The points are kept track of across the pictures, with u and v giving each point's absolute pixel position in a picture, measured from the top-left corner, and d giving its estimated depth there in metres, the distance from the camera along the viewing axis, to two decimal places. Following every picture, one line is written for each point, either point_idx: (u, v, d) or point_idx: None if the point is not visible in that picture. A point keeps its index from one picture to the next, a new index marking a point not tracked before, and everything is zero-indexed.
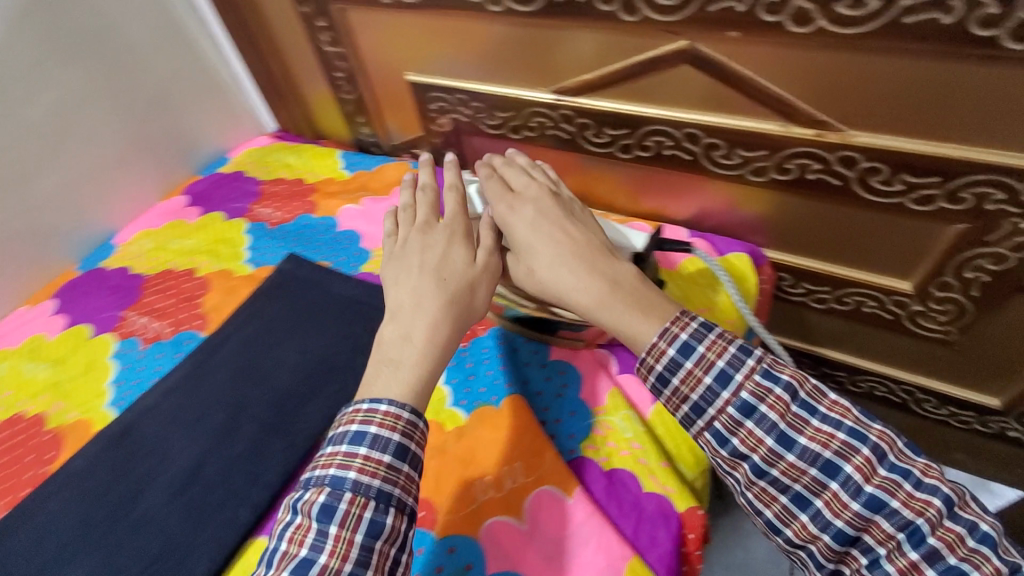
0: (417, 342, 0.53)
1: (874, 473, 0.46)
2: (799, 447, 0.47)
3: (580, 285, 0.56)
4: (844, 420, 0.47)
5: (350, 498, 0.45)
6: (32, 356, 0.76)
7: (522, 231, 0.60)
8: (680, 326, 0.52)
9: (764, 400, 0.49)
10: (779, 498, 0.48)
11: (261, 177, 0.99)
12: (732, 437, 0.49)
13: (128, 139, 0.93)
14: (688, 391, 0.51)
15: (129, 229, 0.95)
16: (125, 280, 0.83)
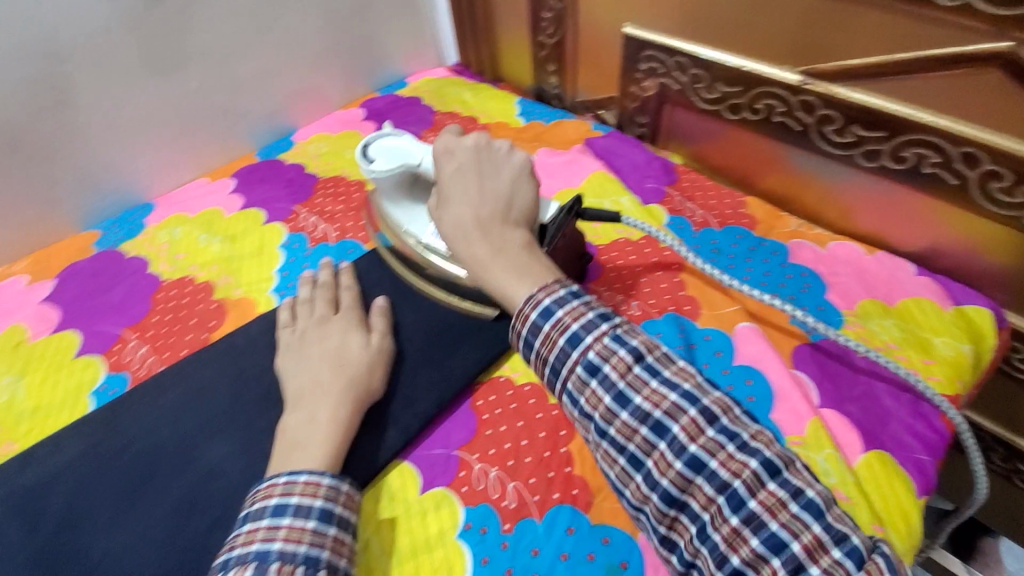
0: (322, 428, 0.47)
1: (701, 434, 0.36)
2: (633, 406, 0.38)
3: (466, 239, 0.48)
4: (684, 382, 0.38)
5: (278, 566, 0.38)
6: (206, 227, 0.75)
7: (442, 178, 0.52)
8: (546, 289, 0.42)
9: (609, 359, 0.39)
10: (619, 462, 0.38)
11: (436, 107, 0.97)
12: (578, 397, 0.40)
13: (327, 41, 0.91)
14: (545, 353, 0.41)
15: (307, 128, 0.94)
16: (300, 176, 0.83)
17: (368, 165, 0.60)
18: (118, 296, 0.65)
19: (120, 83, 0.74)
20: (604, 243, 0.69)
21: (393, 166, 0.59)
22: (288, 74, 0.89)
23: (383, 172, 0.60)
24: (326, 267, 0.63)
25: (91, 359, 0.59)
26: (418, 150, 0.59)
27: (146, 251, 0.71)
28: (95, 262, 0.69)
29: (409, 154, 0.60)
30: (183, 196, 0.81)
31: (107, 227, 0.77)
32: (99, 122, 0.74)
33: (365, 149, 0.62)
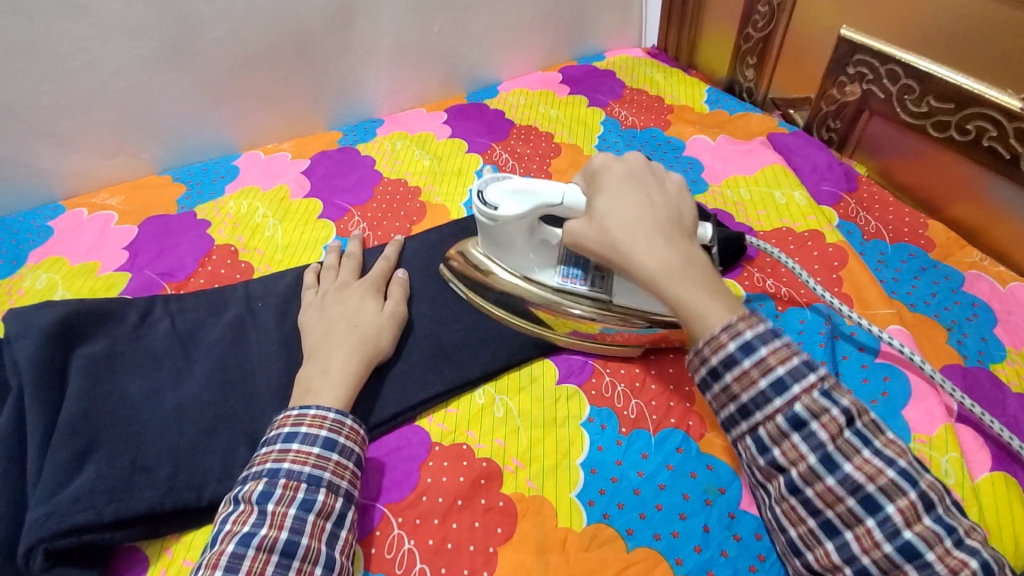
0: (333, 377, 0.51)
1: (918, 521, 0.39)
2: (841, 473, 0.40)
3: (646, 243, 0.46)
4: (898, 459, 0.40)
5: (284, 482, 0.43)
6: (421, 145, 0.89)
7: (602, 190, 0.50)
8: (743, 319, 0.43)
9: (818, 417, 0.41)
10: (806, 521, 0.42)
11: (628, 82, 1.03)
12: (771, 447, 0.42)
13: (549, 9, 1.02)
14: (736, 389, 0.43)
15: (510, 82, 1.05)
16: (500, 120, 0.94)
17: (494, 211, 0.54)
18: (350, 182, 0.82)
19: (393, 14, 0.88)
20: (765, 229, 0.74)
21: (528, 211, 0.53)
22: (508, 31, 1.00)
23: (513, 218, 0.54)
24: (353, 243, 0.69)
25: (327, 223, 0.75)
26: (553, 186, 0.52)
27: (374, 153, 0.87)
28: (338, 153, 0.87)
29: (544, 191, 0.52)
30: (405, 117, 0.97)
31: (346, 131, 0.94)
32: (367, 44, 0.89)
33: (480, 195, 0.55)
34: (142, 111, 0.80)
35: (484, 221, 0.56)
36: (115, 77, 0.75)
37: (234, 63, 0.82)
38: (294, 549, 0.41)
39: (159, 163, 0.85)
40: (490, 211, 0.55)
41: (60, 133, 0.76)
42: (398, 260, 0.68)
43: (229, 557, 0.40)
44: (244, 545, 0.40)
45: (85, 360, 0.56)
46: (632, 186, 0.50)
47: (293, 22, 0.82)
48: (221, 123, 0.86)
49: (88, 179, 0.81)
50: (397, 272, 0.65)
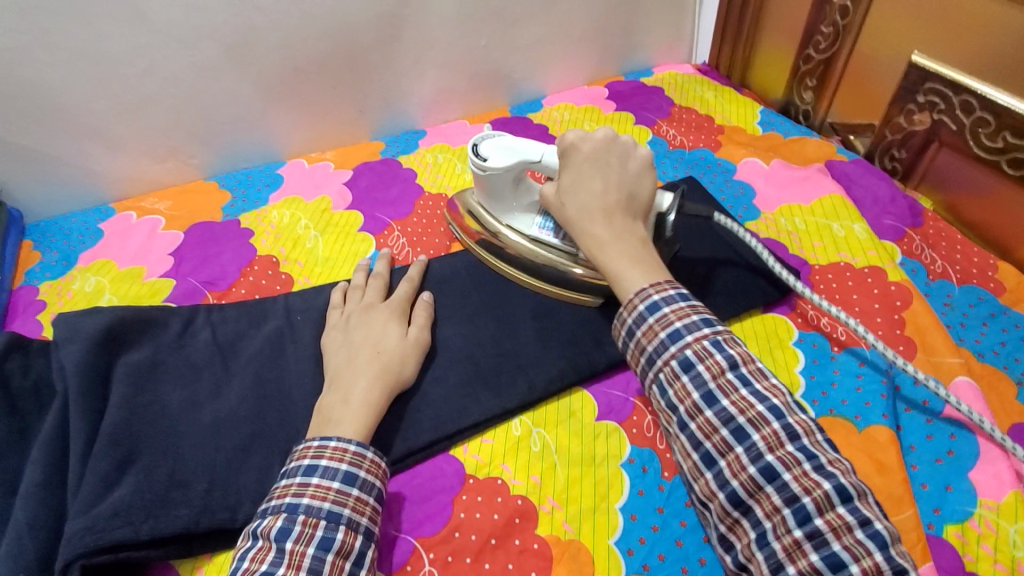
0: (353, 408, 0.49)
1: (781, 447, 0.41)
2: (718, 406, 0.43)
3: (587, 223, 0.52)
4: (773, 397, 0.42)
5: (304, 519, 0.42)
6: (463, 159, 0.88)
7: (569, 169, 0.55)
8: (657, 286, 0.48)
9: (703, 361, 0.44)
10: (692, 456, 0.44)
11: (676, 100, 1.00)
12: (668, 388, 0.45)
13: (597, 23, 1.00)
14: (644, 342, 0.47)
15: (555, 96, 1.03)
16: (543, 135, 0.91)
17: (483, 163, 0.61)
18: (392, 194, 0.81)
19: (441, 26, 0.87)
20: (821, 262, 0.70)
21: (512, 166, 0.60)
22: (555, 44, 0.99)
23: (499, 171, 0.61)
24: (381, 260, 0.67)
25: (367, 237, 0.75)
26: (535, 147, 0.59)
27: (416, 165, 0.87)
28: (381, 165, 0.86)
29: (527, 149, 0.59)
30: (448, 129, 0.95)
31: (390, 141, 0.93)
32: (413, 55, 0.89)
33: (474, 148, 0.62)
34: (192, 117, 0.80)
35: (475, 171, 0.62)
36: (169, 85, 0.76)
37: (283, 72, 0.82)
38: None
39: (207, 168, 0.86)
40: (479, 164, 0.61)
41: (115, 138, 0.78)
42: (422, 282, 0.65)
43: None
44: None
45: (129, 368, 0.56)
46: (596, 165, 0.54)
47: (343, 34, 0.82)
48: (268, 131, 0.87)
49: (139, 183, 0.83)
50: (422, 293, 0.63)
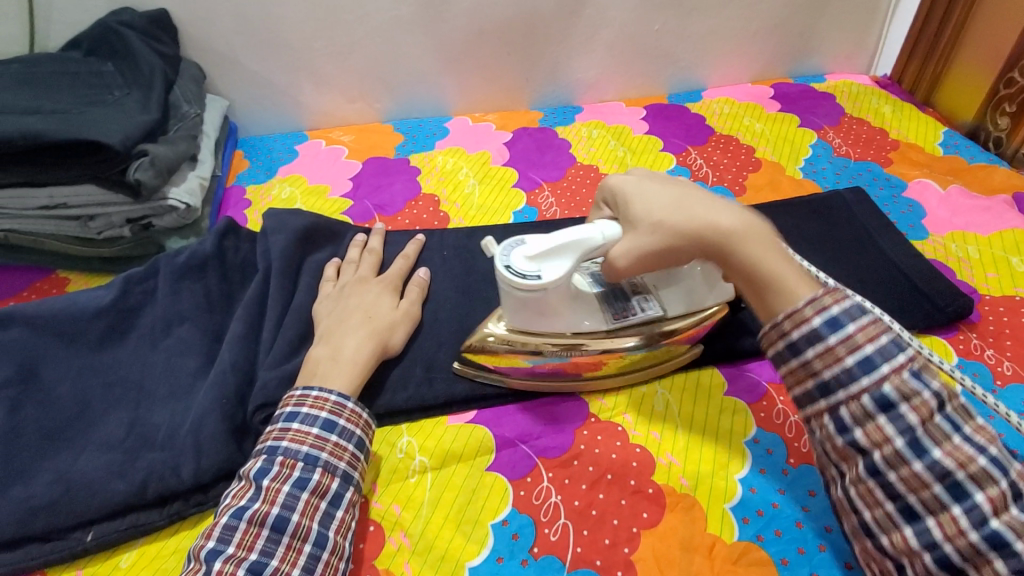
0: (340, 365, 0.51)
1: (1012, 514, 0.37)
2: (929, 457, 0.39)
3: (713, 216, 0.47)
4: (989, 446, 0.39)
5: (281, 460, 0.45)
6: (616, 136, 0.90)
7: (643, 189, 0.49)
8: (830, 294, 0.43)
9: (907, 399, 0.40)
10: (884, 504, 0.40)
11: (847, 110, 0.95)
12: (853, 425, 0.41)
13: (775, 21, 0.98)
14: (818, 365, 0.42)
15: (716, 90, 1.02)
16: (701, 125, 0.91)
17: (538, 280, 0.48)
18: (546, 159, 0.86)
19: (620, 7, 0.90)
20: (993, 294, 0.66)
21: (573, 265, 0.49)
22: (728, 39, 0.98)
23: (562, 280, 0.49)
24: (374, 235, 0.67)
25: (518, 193, 0.80)
26: (587, 229, 0.48)
27: (571, 136, 0.90)
28: (539, 132, 0.91)
29: (579, 238, 0.48)
30: (604, 107, 0.98)
31: (548, 112, 0.98)
32: (588, 31, 0.92)
33: (507, 270, 0.48)
34: (384, 64, 0.90)
35: (519, 296, 0.49)
36: (374, 33, 0.87)
37: (469, 33, 0.89)
38: (284, 525, 0.43)
39: (386, 113, 0.96)
40: (531, 283, 0.48)
41: (320, 74, 0.90)
42: (417, 260, 0.66)
43: (223, 527, 0.42)
44: (236, 518, 0.42)
45: (313, 261, 0.65)
46: (664, 180, 0.51)
47: (530, 4, 0.88)
48: (443, 87, 0.95)
49: (329, 118, 0.95)
50: (418, 270, 0.64)
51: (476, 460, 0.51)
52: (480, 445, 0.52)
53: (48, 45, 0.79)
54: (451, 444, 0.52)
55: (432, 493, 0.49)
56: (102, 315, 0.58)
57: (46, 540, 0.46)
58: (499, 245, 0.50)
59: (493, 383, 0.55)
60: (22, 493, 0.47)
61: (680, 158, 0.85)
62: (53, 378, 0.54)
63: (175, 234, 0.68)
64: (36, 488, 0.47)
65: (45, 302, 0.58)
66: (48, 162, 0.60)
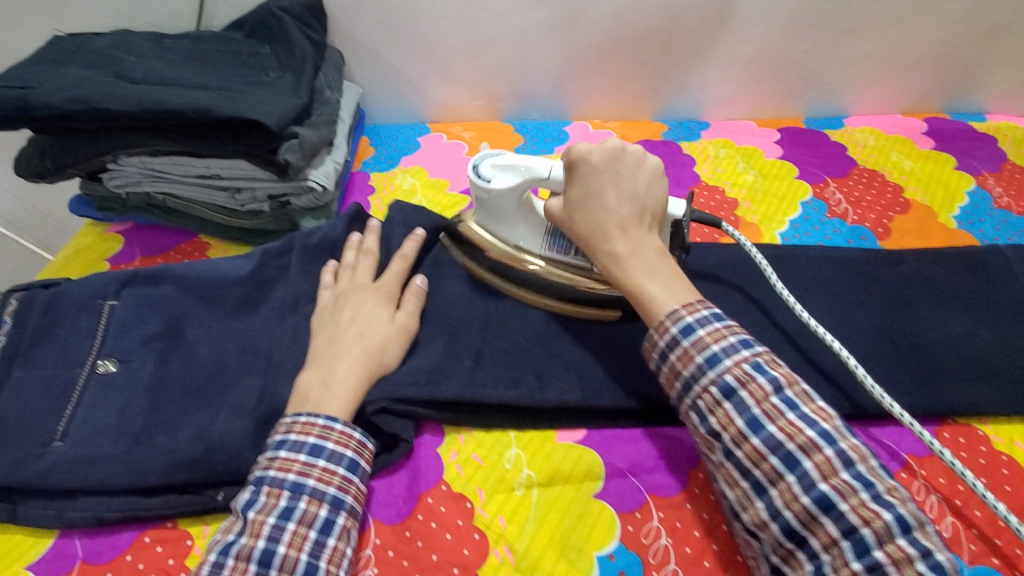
0: (335, 390, 0.49)
1: (833, 474, 0.39)
2: (765, 433, 0.41)
3: (604, 239, 0.52)
4: (823, 423, 0.41)
5: (267, 490, 0.44)
6: (746, 158, 0.85)
7: (580, 184, 0.53)
8: (688, 307, 0.47)
9: (744, 385, 0.43)
10: (739, 484, 0.42)
11: (1014, 155, 0.85)
12: (707, 415, 0.44)
13: (940, 50, 0.89)
14: (679, 366, 0.46)
15: (859, 118, 0.95)
16: (842, 156, 0.85)
17: (487, 184, 0.57)
18: (668, 175, 0.83)
19: (766, 25, 0.86)
20: None
21: (519, 185, 0.57)
22: (881, 65, 0.90)
23: (504, 190, 0.57)
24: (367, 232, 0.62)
25: None
26: (543, 161, 0.56)
27: (696, 154, 0.87)
28: (662, 146, 0.88)
29: (533, 164, 0.56)
30: (734, 126, 0.93)
31: (671, 125, 0.94)
32: (727, 47, 0.88)
33: (474, 167, 0.58)
34: (514, 65, 0.90)
35: (476, 192, 0.59)
36: (509, 33, 0.87)
37: (604, 40, 0.87)
38: (271, 558, 0.41)
39: (506, 112, 0.97)
40: (482, 183, 0.57)
41: (450, 69, 0.91)
42: None
43: (210, 566, 0.41)
44: (223, 555, 0.41)
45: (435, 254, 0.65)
46: (609, 177, 0.53)
47: (672, 13, 0.84)
48: (568, 91, 0.94)
49: (452, 112, 0.96)
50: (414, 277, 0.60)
51: (583, 485, 0.50)
52: (588, 469, 0.50)
53: (212, 23, 0.85)
54: (558, 463, 0.51)
55: (537, 511, 0.48)
56: (241, 283, 0.61)
57: (182, 492, 0.49)
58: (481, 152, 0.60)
59: (605, 400, 0.53)
60: (167, 443, 0.50)
61: (816, 190, 0.80)
62: (195, 338, 0.57)
63: (309, 215, 0.72)
64: (180, 441, 0.50)
65: (194, 265, 0.62)
66: (208, 137, 0.63)
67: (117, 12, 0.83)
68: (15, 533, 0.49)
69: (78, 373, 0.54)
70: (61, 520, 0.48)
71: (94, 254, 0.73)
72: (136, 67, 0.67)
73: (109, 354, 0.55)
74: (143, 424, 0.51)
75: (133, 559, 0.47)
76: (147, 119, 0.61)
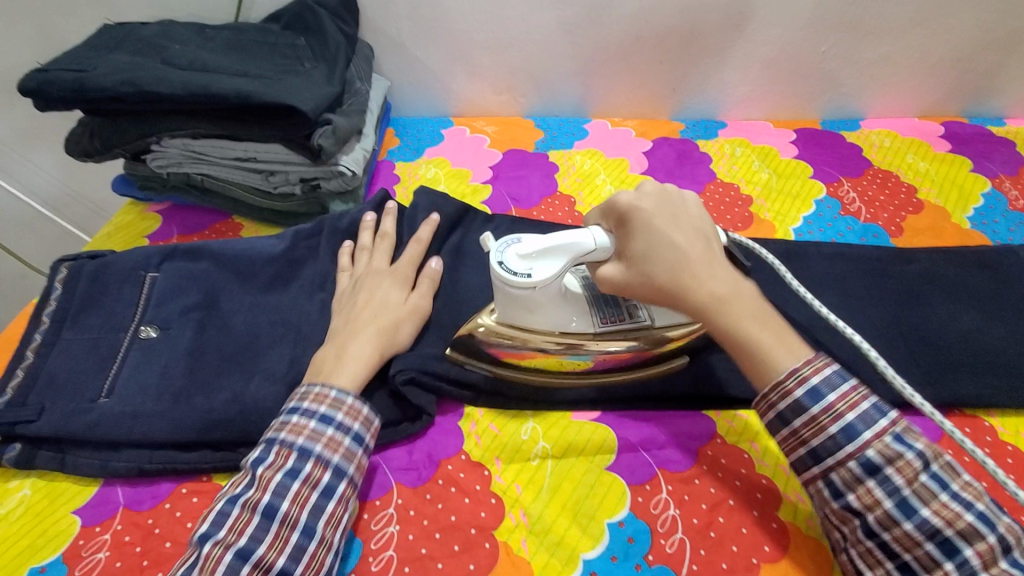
0: (347, 363, 0.51)
1: (995, 564, 0.37)
2: (919, 517, 0.39)
3: (694, 285, 0.46)
4: (977, 501, 0.39)
5: (277, 450, 0.46)
6: (762, 157, 0.87)
7: (647, 232, 0.48)
8: (812, 364, 0.44)
9: (891, 462, 0.40)
10: (882, 567, 0.40)
11: None
12: (844, 492, 0.41)
13: (958, 54, 0.90)
14: (807, 435, 0.43)
15: (875, 121, 0.96)
16: (857, 156, 0.86)
17: (528, 280, 0.50)
18: (685, 171, 0.85)
19: (785, 26, 0.87)
20: None
21: (565, 271, 0.50)
22: (899, 69, 0.92)
23: (551, 280, 0.50)
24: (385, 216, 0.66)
25: None
26: (579, 234, 0.49)
27: (713, 152, 0.89)
28: (680, 144, 0.90)
29: (570, 242, 0.49)
30: (750, 126, 0.95)
31: (690, 123, 0.96)
32: (745, 47, 0.90)
33: (503, 264, 0.50)
34: (537, 61, 0.93)
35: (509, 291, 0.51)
36: (533, 31, 0.89)
37: (625, 38, 0.90)
38: (273, 512, 0.43)
39: (528, 108, 1.00)
40: (521, 282, 0.50)
41: (475, 65, 0.94)
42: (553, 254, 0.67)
43: (216, 514, 0.43)
44: (230, 505, 0.43)
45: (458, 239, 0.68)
46: (676, 221, 0.48)
47: (693, 13, 0.86)
48: (588, 88, 0.96)
49: (475, 106, 0.99)
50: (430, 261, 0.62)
51: (596, 457, 0.52)
52: (602, 443, 0.53)
53: (249, 15, 0.88)
54: (573, 436, 0.53)
55: (551, 480, 0.51)
56: (274, 260, 0.64)
57: (217, 449, 0.52)
58: (495, 242, 0.52)
59: (618, 381, 0.55)
60: (205, 404, 0.53)
61: (830, 189, 0.81)
62: (230, 309, 0.61)
63: (338, 199, 0.75)
64: (217, 403, 0.53)
65: (230, 242, 0.66)
66: (247, 121, 0.67)
67: (159, 3, 0.87)
68: (65, 480, 0.53)
69: (122, 337, 0.58)
70: (106, 470, 0.52)
71: (133, 232, 0.77)
72: (181, 55, 0.71)
73: (150, 321, 0.59)
74: (182, 385, 0.54)
75: (172, 508, 0.50)
76: (191, 102, 0.65)
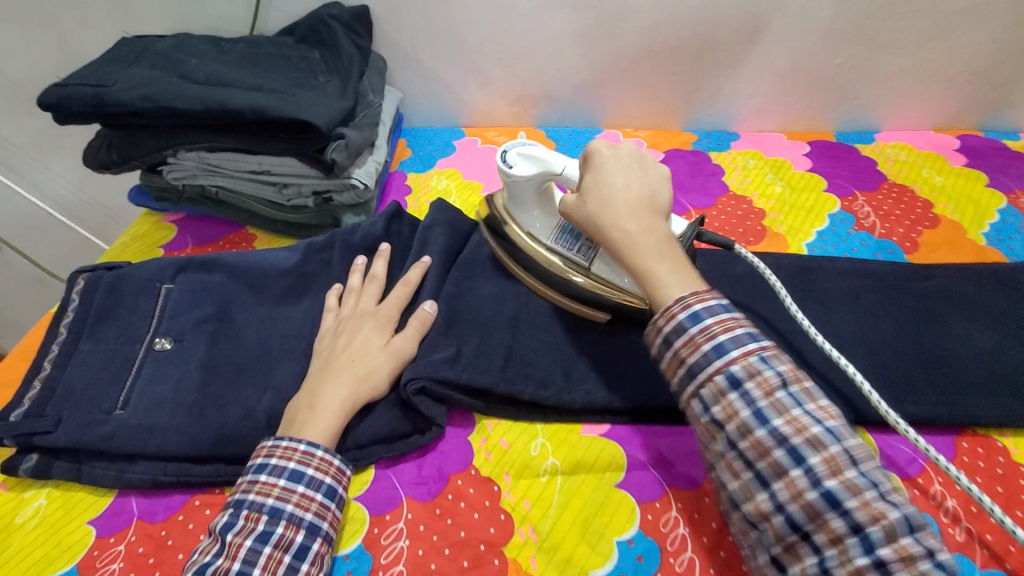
0: (318, 415, 0.51)
1: (886, 527, 0.36)
2: (808, 472, 0.38)
3: (615, 220, 0.50)
4: (864, 459, 0.38)
5: (245, 513, 0.45)
6: (775, 170, 0.86)
7: (595, 177, 0.53)
8: (717, 318, 0.43)
9: (783, 416, 0.39)
10: (773, 524, 0.39)
11: None
12: (737, 444, 0.40)
13: (976, 67, 0.89)
14: (703, 385, 0.42)
15: (890, 133, 0.95)
16: (872, 170, 0.85)
17: (508, 169, 0.60)
18: (696, 184, 0.85)
19: (798, 40, 0.87)
20: None
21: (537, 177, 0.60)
22: (914, 82, 0.91)
23: (521, 179, 0.60)
24: (376, 259, 0.64)
25: None
26: (561, 157, 0.59)
27: (725, 164, 0.88)
28: (692, 155, 0.90)
29: (552, 159, 0.59)
30: (763, 138, 0.94)
31: (702, 135, 0.96)
32: (758, 60, 0.89)
33: (504, 153, 0.62)
34: (549, 74, 0.93)
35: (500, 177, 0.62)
36: (545, 44, 0.90)
37: (636, 51, 0.90)
38: None
39: (539, 119, 1.00)
40: (506, 169, 0.61)
41: (487, 77, 0.95)
42: None
43: None
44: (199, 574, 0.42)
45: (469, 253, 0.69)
46: (625, 173, 0.53)
47: (706, 27, 0.86)
48: (599, 100, 0.96)
49: (487, 117, 1.00)
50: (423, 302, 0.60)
51: (605, 474, 0.52)
52: (611, 460, 0.53)
53: (266, 28, 0.90)
54: (582, 454, 0.53)
55: (560, 497, 0.51)
56: (286, 274, 0.65)
57: (230, 462, 0.53)
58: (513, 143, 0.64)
59: (628, 398, 0.55)
60: (218, 417, 0.54)
61: (843, 203, 0.80)
62: (243, 322, 0.61)
63: (350, 211, 0.76)
64: (230, 417, 0.53)
65: (243, 255, 0.66)
66: (262, 135, 0.68)
67: (178, 16, 0.89)
68: (81, 490, 0.54)
69: (138, 349, 0.58)
70: (121, 481, 0.52)
71: (150, 242, 0.79)
72: (198, 69, 0.72)
73: (165, 333, 0.60)
74: (196, 399, 0.55)
75: (185, 521, 0.51)
76: (208, 117, 0.66)
